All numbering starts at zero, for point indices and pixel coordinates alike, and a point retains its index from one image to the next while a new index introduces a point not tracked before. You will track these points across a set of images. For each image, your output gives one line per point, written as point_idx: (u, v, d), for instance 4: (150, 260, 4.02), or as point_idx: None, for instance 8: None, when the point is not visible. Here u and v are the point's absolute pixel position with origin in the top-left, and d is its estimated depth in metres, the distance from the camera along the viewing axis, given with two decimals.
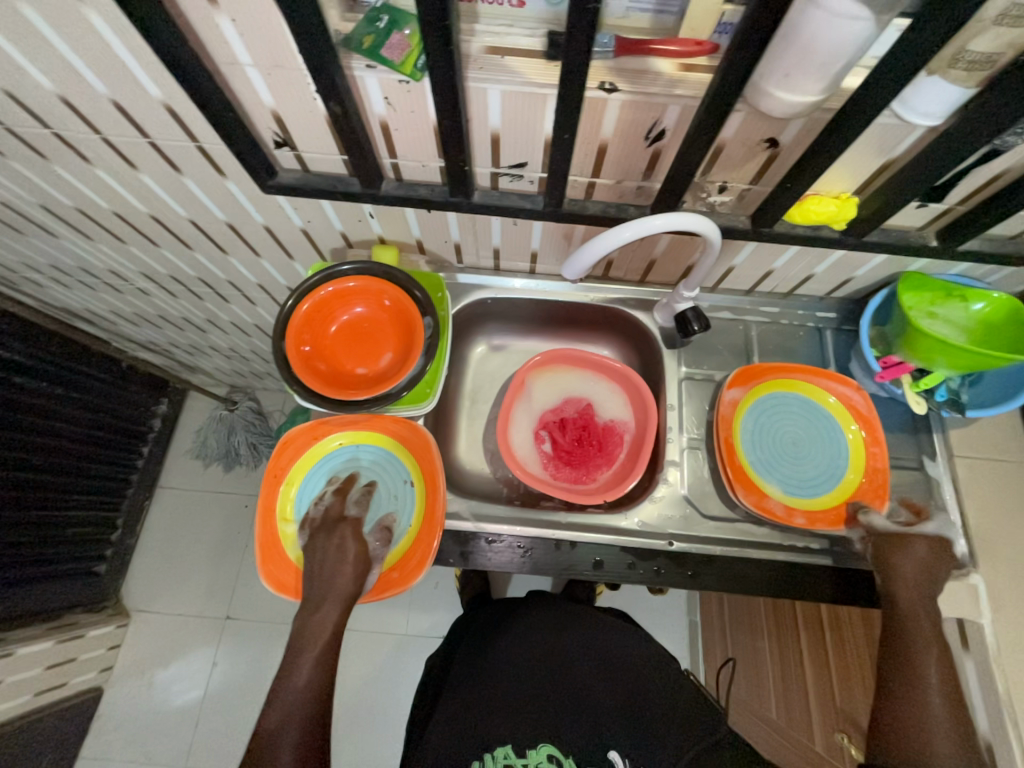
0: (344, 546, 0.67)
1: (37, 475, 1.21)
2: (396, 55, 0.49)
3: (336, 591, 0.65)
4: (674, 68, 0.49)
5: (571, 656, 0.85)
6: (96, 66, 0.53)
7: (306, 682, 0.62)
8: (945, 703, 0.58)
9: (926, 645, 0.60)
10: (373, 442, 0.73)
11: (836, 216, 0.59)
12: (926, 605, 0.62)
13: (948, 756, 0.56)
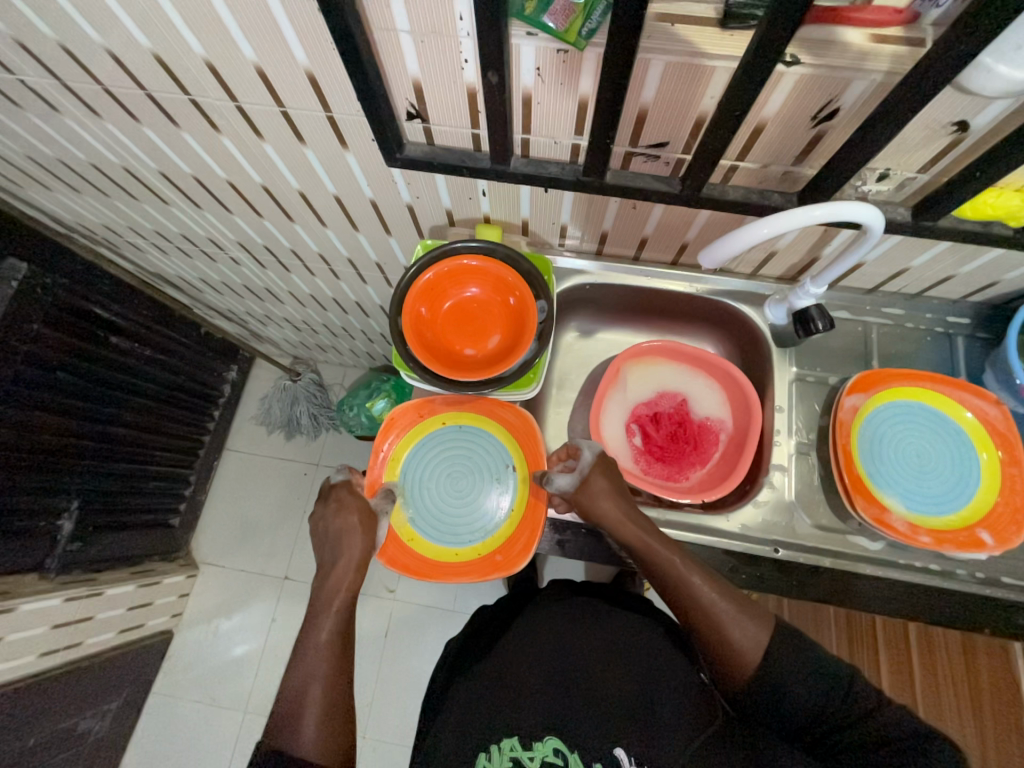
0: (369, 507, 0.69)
1: (125, 430, 1.28)
2: (560, 21, 0.45)
3: (354, 542, 0.66)
4: (866, 39, 0.44)
5: (581, 648, 0.74)
6: (249, 31, 0.53)
7: (319, 649, 0.61)
8: (729, 597, 0.63)
9: (651, 554, 0.64)
10: (475, 425, 0.76)
11: (1016, 212, 0.54)
12: (622, 519, 0.65)
13: (758, 636, 0.62)
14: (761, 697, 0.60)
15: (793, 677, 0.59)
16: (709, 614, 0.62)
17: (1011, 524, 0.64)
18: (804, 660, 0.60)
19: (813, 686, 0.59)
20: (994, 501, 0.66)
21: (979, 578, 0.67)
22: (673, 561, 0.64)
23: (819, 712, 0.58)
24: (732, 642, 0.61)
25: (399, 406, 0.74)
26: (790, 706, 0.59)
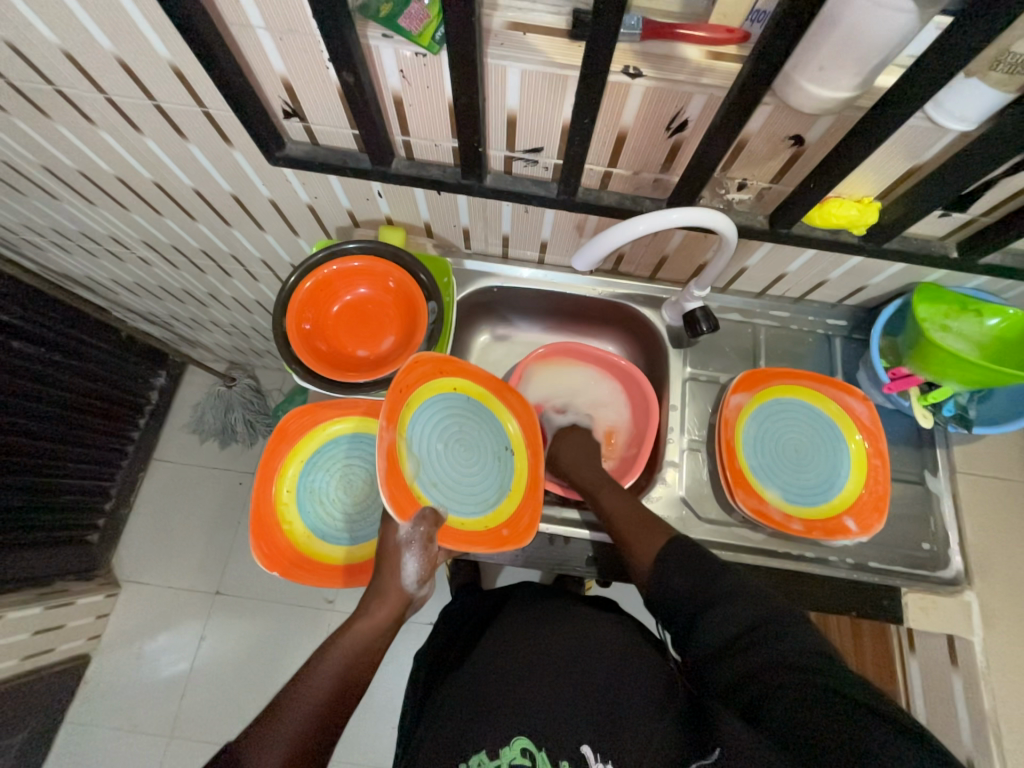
0: (395, 538, 0.62)
1: (31, 443, 1.17)
2: (414, 25, 0.47)
3: (382, 593, 0.61)
4: (703, 55, 0.46)
5: (544, 643, 0.71)
6: (104, 23, 0.51)
7: (313, 696, 0.54)
8: (637, 512, 0.66)
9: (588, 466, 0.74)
10: (482, 400, 0.73)
11: (857, 221, 0.58)
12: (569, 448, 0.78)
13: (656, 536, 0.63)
14: (655, 597, 0.60)
15: (673, 572, 0.59)
16: (613, 529, 0.66)
17: (874, 510, 0.69)
18: (685, 557, 0.60)
19: (690, 575, 0.59)
20: (861, 490, 0.71)
21: (850, 563, 0.71)
22: (593, 487, 0.71)
23: (698, 608, 0.57)
24: (633, 550, 0.64)
25: (289, 412, 0.70)
26: (672, 601, 0.59)
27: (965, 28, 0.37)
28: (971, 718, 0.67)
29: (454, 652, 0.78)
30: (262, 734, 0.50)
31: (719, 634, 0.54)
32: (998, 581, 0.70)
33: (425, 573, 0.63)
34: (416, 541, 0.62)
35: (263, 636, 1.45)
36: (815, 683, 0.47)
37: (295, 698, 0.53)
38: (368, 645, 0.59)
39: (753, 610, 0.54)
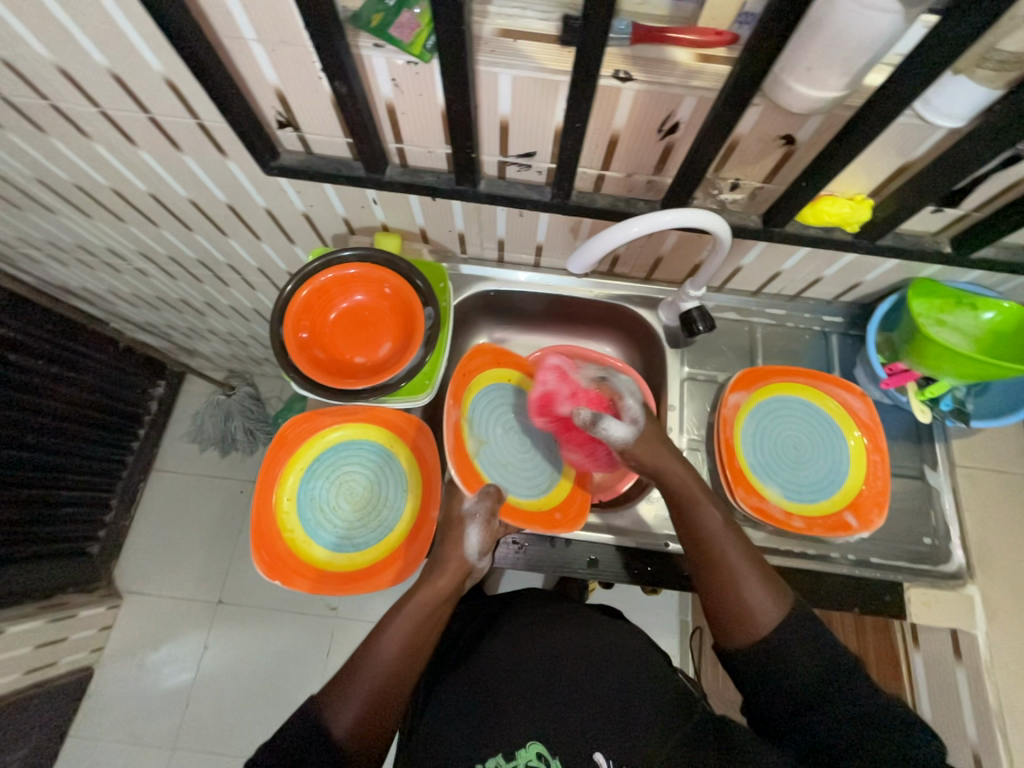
0: (462, 507, 0.67)
1: (31, 456, 1.17)
2: (405, 34, 0.47)
3: (444, 565, 0.63)
4: (692, 58, 0.47)
5: (554, 646, 0.70)
6: (97, 37, 0.52)
7: (380, 661, 0.57)
8: (751, 558, 0.61)
9: (690, 497, 0.63)
10: (538, 394, 0.81)
11: (849, 218, 0.58)
12: (661, 457, 0.65)
13: (764, 600, 0.59)
14: (762, 664, 0.57)
15: (797, 649, 0.57)
16: (727, 571, 0.60)
17: (874, 506, 0.69)
18: (807, 633, 0.58)
19: (812, 657, 0.57)
20: (861, 486, 0.71)
21: (852, 559, 0.71)
22: (704, 511, 0.62)
23: (806, 692, 0.56)
24: (745, 599, 0.59)
25: (288, 419, 0.70)
26: (784, 676, 0.57)
27: (950, 27, 0.37)
28: (975, 712, 0.67)
29: (461, 634, 0.77)
30: (337, 690, 0.57)
31: (826, 722, 0.54)
32: (999, 575, 0.70)
33: (486, 547, 0.65)
34: (481, 515, 0.66)
35: (266, 645, 1.44)
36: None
37: (363, 663, 0.58)
38: (434, 610, 0.61)
39: (861, 701, 0.55)
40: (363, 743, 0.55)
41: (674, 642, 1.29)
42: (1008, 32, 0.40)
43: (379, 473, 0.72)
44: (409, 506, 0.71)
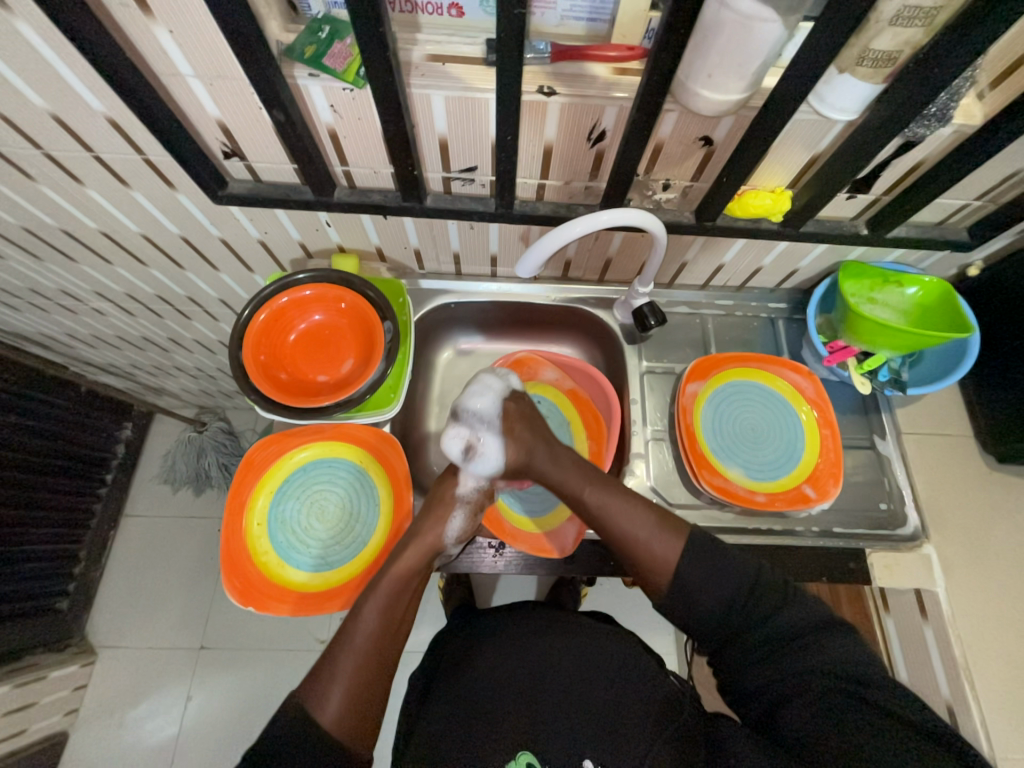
0: (454, 490, 0.71)
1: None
2: (338, 64, 0.50)
3: (419, 541, 0.65)
4: (610, 72, 0.51)
5: (544, 656, 0.70)
6: (35, 81, 0.53)
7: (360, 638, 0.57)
8: (641, 512, 0.61)
9: (557, 471, 0.67)
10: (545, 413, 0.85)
11: (773, 209, 0.63)
12: (531, 460, 0.69)
13: (662, 545, 0.58)
14: (672, 606, 0.58)
15: (700, 585, 0.56)
16: (615, 538, 0.61)
17: (830, 477, 0.73)
18: (711, 563, 0.57)
19: (720, 587, 0.56)
20: (817, 459, 0.75)
21: (816, 531, 0.74)
22: (578, 489, 0.64)
23: (726, 622, 0.55)
24: (644, 551, 0.59)
25: (254, 444, 0.70)
26: (701, 615, 0.56)
27: (822, 33, 0.42)
28: (944, 666, 0.70)
29: (447, 662, 0.76)
30: (318, 678, 0.55)
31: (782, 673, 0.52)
32: (952, 531, 0.74)
33: (465, 532, 0.70)
34: (470, 503, 0.72)
35: (254, 688, 1.38)
36: (839, 691, 0.49)
37: (343, 644, 0.57)
38: (407, 584, 0.63)
39: (780, 622, 0.54)
40: (352, 725, 0.53)
41: (670, 639, 1.29)
42: (877, 32, 0.44)
43: (350, 489, 0.72)
44: (382, 519, 0.71)
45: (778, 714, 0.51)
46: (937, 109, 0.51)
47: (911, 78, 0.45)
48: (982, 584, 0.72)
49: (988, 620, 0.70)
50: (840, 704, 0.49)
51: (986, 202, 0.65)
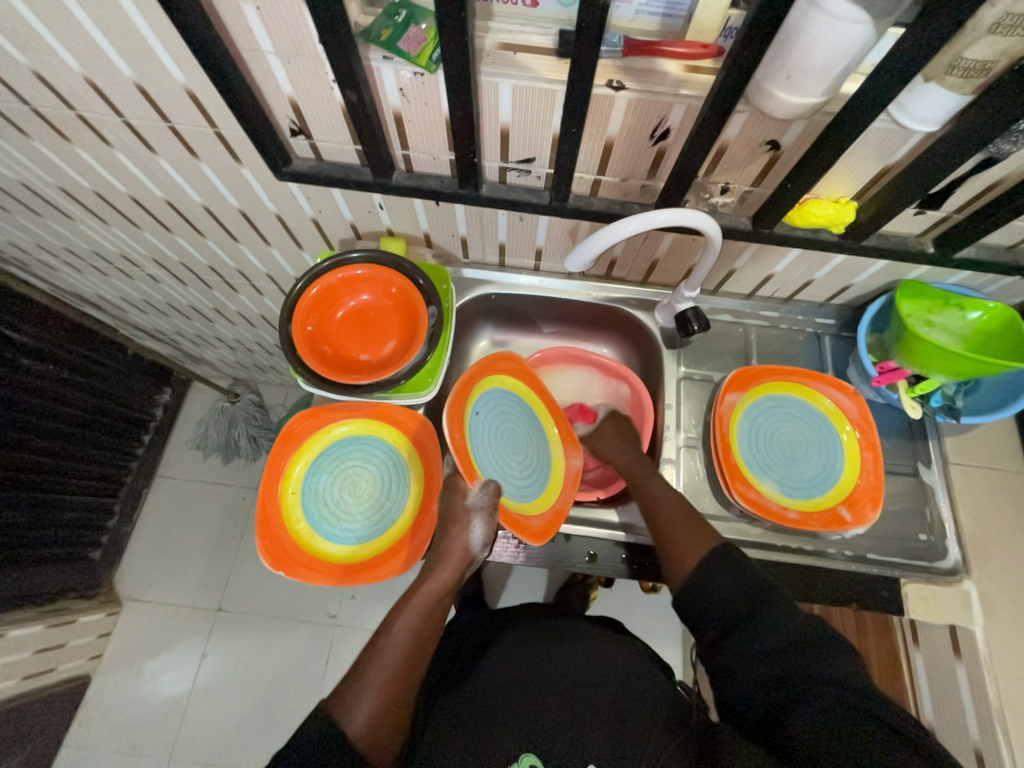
0: (465, 501, 0.69)
1: (43, 460, 1.18)
2: (413, 48, 0.51)
3: (449, 558, 0.66)
4: (681, 69, 0.51)
5: (550, 661, 0.70)
6: (125, 50, 0.55)
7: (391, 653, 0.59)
8: (682, 506, 0.67)
9: (634, 456, 0.75)
10: (483, 396, 0.75)
11: (834, 220, 0.61)
12: (615, 445, 0.79)
13: (682, 540, 0.63)
14: (688, 594, 0.60)
15: (711, 573, 0.60)
16: (654, 514, 0.67)
17: (869, 501, 0.71)
18: (726, 560, 0.60)
19: (732, 580, 0.59)
20: (856, 481, 0.72)
21: (848, 555, 0.72)
22: (640, 470, 0.73)
23: (738, 613, 0.57)
24: (670, 540, 0.64)
25: (294, 415, 0.72)
26: (710, 601, 0.59)
27: (914, 39, 0.40)
28: (977, 711, 0.67)
29: (457, 664, 0.77)
30: (348, 688, 0.57)
31: (790, 676, 0.51)
32: (995, 569, 0.71)
33: (489, 539, 0.68)
34: (485, 508, 0.68)
35: (265, 654, 1.43)
36: (849, 705, 0.47)
37: (375, 659, 0.59)
38: (438, 601, 0.64)
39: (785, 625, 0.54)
40: (378, 740, 0.54)
41: (677, 652, 1.28)
42: (973, 41, 0.43)
43: (383, 468, 0.73)
44: (412, 500, 0.73)
45: (783, 722, 0.49)
46: None
47: (1005, 89, 0.43)
48: None
49: None
50: (847, 718, 0.47)
51: None
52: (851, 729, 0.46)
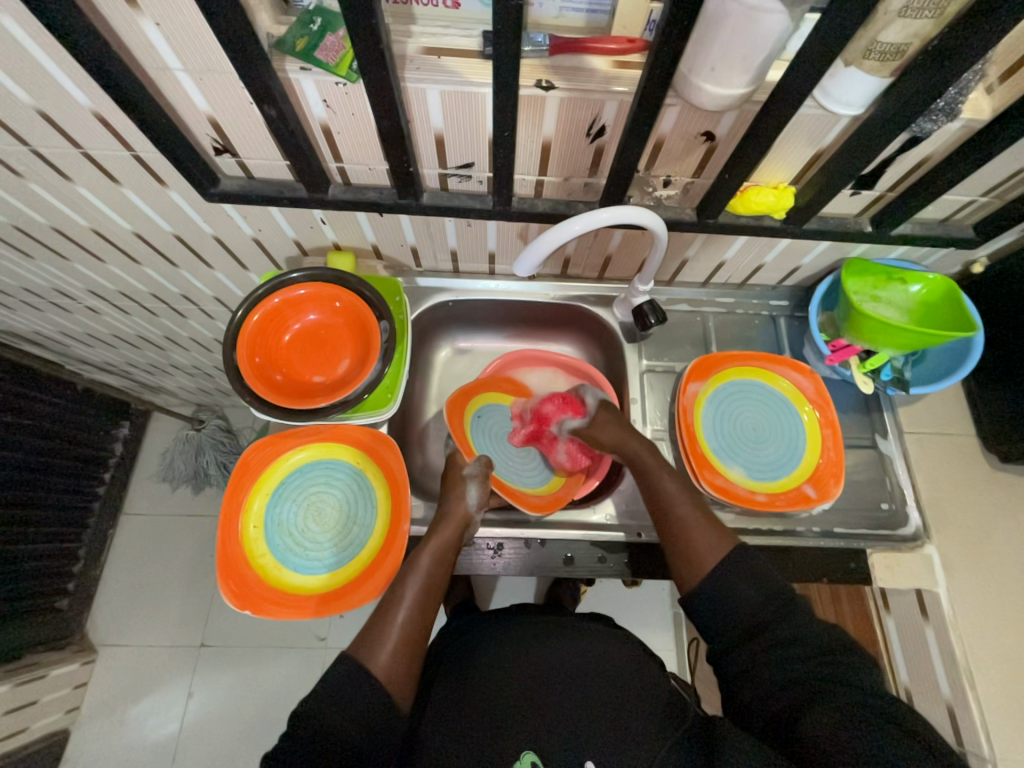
0: (461, 469, 0.74)
1: None
2: (331, 57, 0.49)
3: (452, 514, 0.68)
4: (609, 65, 0.50)
5: (544, 654, 0.70)
6: (20, 76, 0.51)
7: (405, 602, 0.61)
8: (698, 508, 0.64)
9: (640, 451, 0.70)
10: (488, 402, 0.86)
11: (775, 206, 0.62)
12: (619, 435, 0.73)
13: (707, 545, 0.61)
14: (709, 601, 0.58)
15: (741, 582, 0.58)
16: (671, 518, 0.65)
17: (831, 477, 0.72)
18: (753, 572, 0.58)
19: (757, 592, 0.57)
20: (818, 459, 0.74)
21: (817, 531, 0.73)
22: (654, 469, 0.69)
23: (760, 621, 0.56)
24: (689, 545, 0.62)
25: (250, 446, 0.69)
26: (733, 609, 0.57)
27: (828, 26, 0.40)
28: (946, 667, 0.70)
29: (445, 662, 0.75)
30: (368, 634, 0.58)
31: (810, 682, 0.51)
32: (954, 531, 0.74)
33: (483, 500, 0.71)
34: (480, 476, 0.73)
35: (255, 685, 1.38)
36: (868, 711, 0.48)
37: (390, 607, 0.60)
38: (446, 556, 0.66)
39: (813, 635, 0.54)
40: (399, 678, 0.56)
41: (669, 637, 1.30)
42: (885, 24, 0.43)
43: (347, 492, 0.71)
44: (380, 521, 0.71)
45: (796, 724, 0.49)
46: (946, 103, 0.49)
47: (921, 70, 0.44)
48: (985, 584, 0.72)
49: (990, 619, 0.70)
50: (863, 721, 0.47)
51: (992, 199, 0.64)
52: (868, 733, 0.46)
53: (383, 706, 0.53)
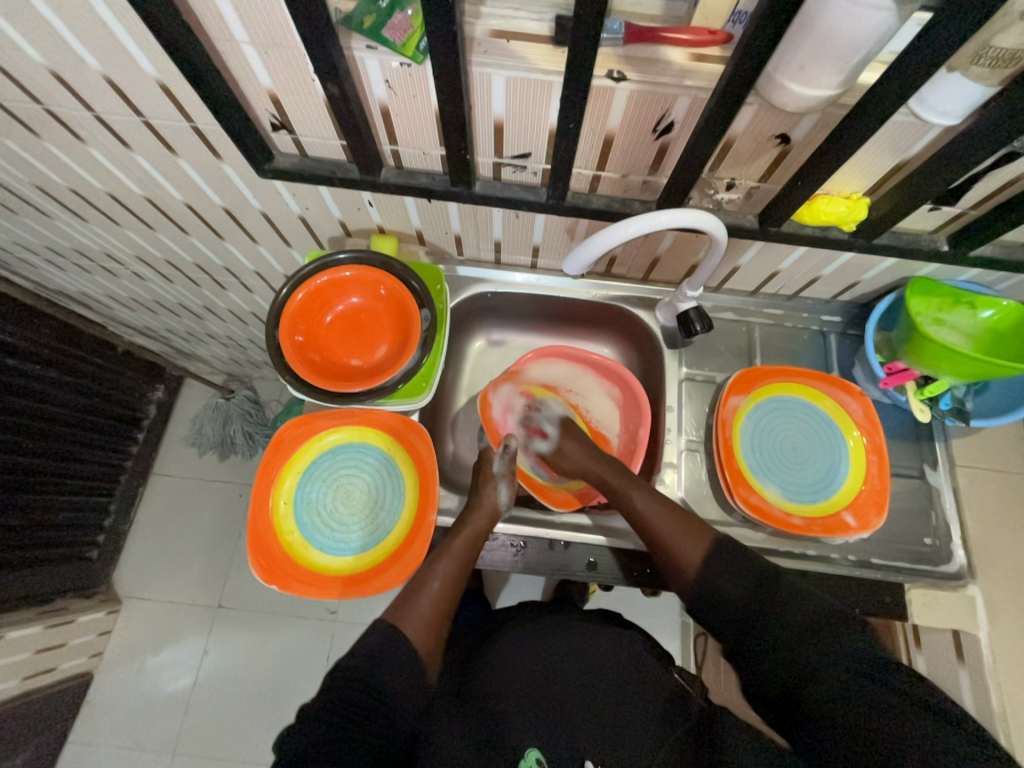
0: (491, 467, 0.74)
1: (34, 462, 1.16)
2: (398, 37, 0.47)
3: (484, 507, 0.69)
4: (686, 58, 0.47)
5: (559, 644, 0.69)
6: (91, 41, 0.52)
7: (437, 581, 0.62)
8: (675, 518, 0.64)
9: (609, 470, 0.71)
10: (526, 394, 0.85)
11: (846, 218, 0.59)
12: (586, 458, 0.74)
13: (692, 554, 0.61)
14: (697, 596, 0.60)
15: (723, 575, 0.59)
16: (649, 531, 0.64)
17: (873, 506, 0.69)
18: (731, 559, 0.60)
19: (740, 577, 0.58)
20: (861, 486, 0.71)
21: (852, 560, 0.70)
22: (624, 488, 0.69)
23: (748, 606, 0.57)
24: (672, 555, 0.62)
25: (284, 423, 0.70)
26: (720, 603, 0.58)
27: (938, 28, 0.37)
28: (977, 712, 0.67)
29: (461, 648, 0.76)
30: (402, 605, 0.60)
31: (814, 664, 0.51)
32: (1001, 574, 0.70)
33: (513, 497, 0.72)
34: (508, 473, 0.74)
35: (266, 649, 1.43)
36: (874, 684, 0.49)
37: (422, 586, 0.62)
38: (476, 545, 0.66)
39: (799, 612, 0.55)
40: (430, 647, 0.58)
41: (676, 645, 1.28)
42: (1005, 26, 0.39)
43: (375, 477, 0.72)
44: (406, 510, 0.71)
45: (803, 703, 0.51)
46: None
47: None
48: None
49: None
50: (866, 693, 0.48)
51: None
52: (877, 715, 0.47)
53: (418, 669, 0.56)
